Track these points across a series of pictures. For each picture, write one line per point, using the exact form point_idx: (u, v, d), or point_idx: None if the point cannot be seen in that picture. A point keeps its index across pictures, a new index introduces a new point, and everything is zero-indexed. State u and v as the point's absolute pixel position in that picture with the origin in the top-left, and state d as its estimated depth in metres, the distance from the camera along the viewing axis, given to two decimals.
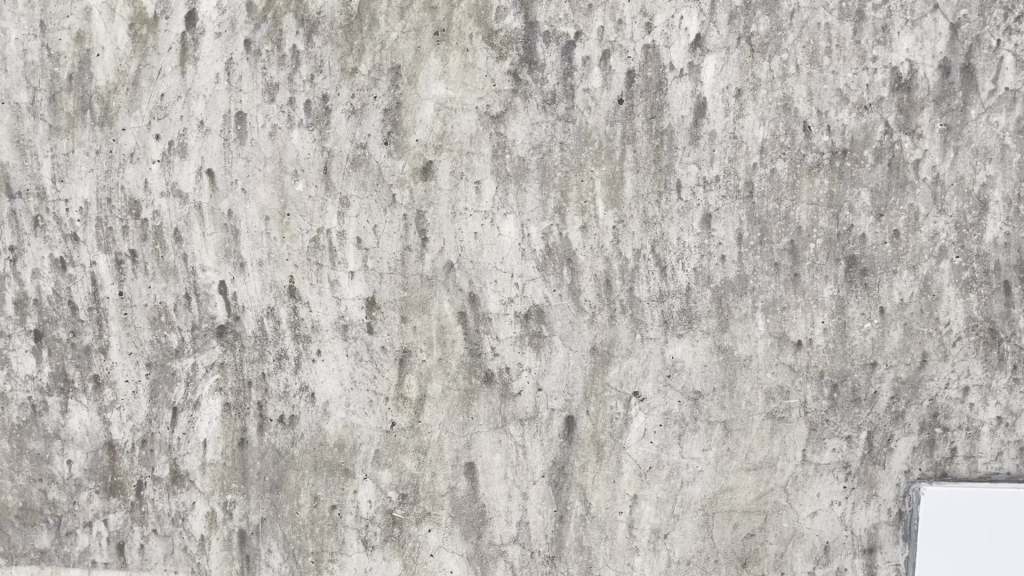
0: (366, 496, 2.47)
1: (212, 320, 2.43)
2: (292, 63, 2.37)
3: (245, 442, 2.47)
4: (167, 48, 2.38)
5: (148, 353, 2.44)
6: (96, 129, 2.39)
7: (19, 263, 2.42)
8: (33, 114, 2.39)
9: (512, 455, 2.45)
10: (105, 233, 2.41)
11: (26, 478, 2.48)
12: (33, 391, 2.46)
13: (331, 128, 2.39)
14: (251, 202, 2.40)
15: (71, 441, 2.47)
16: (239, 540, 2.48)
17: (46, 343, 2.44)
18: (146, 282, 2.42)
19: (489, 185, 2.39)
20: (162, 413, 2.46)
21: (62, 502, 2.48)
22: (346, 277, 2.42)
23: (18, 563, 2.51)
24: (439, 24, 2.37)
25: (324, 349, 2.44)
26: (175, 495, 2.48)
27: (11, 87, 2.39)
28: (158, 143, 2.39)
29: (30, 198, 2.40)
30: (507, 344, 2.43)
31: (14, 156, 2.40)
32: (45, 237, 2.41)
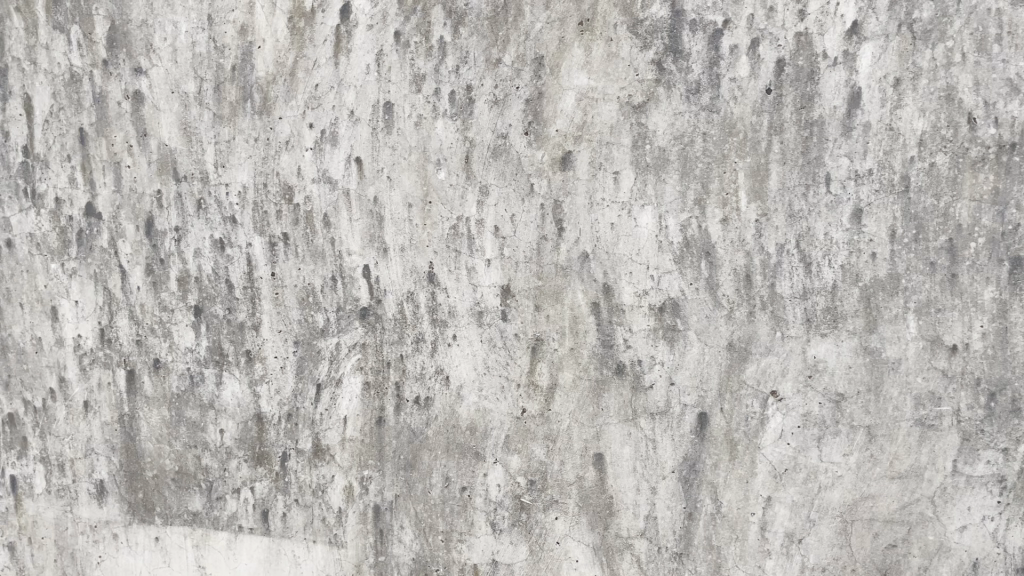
0: (496, 480, 2.53)
1: (356, 302, 2.53)
2: (438, 55, 2.42)
3: (382, 421, 2.57)
4: (322, 40, 2.46)
5: (296, 332, 2.56)
6: (255, 117, 2.50)
7: (182, 243, 2.57)
8: (200, 103, 2.50)
9: (642, 449, 2.44)
10: (260, 216, 2.53)
11: (182, 445, 2.66)
12: (191, 363, 2.62)
13: (474, 118, 2.43)
14: (396, 189, 2.48)
15: (224, 411, 2.63)
16: (375, 515, 2.60)
17: (204, 319, 2.60)
18: (297, 264, 2.54)
19: (628, 175, 2.37)
20: (307, 388, 2.58)
21: (214, 468, 2.65)
22: (482, 264, 2.46)
23: (173, 523, 2.71)
24: (584, 14, 2.36)
25: (459, 334, 2.50)
26: (317, 468, 2.61)
27: (180, 77, 2.50)
28: (311, 132, 2.49)
29: (194, 181, 2.54)
30: (641, 336, 2.41)
31: (181, 142, 2.53)
32: (206, 218, 2.55)
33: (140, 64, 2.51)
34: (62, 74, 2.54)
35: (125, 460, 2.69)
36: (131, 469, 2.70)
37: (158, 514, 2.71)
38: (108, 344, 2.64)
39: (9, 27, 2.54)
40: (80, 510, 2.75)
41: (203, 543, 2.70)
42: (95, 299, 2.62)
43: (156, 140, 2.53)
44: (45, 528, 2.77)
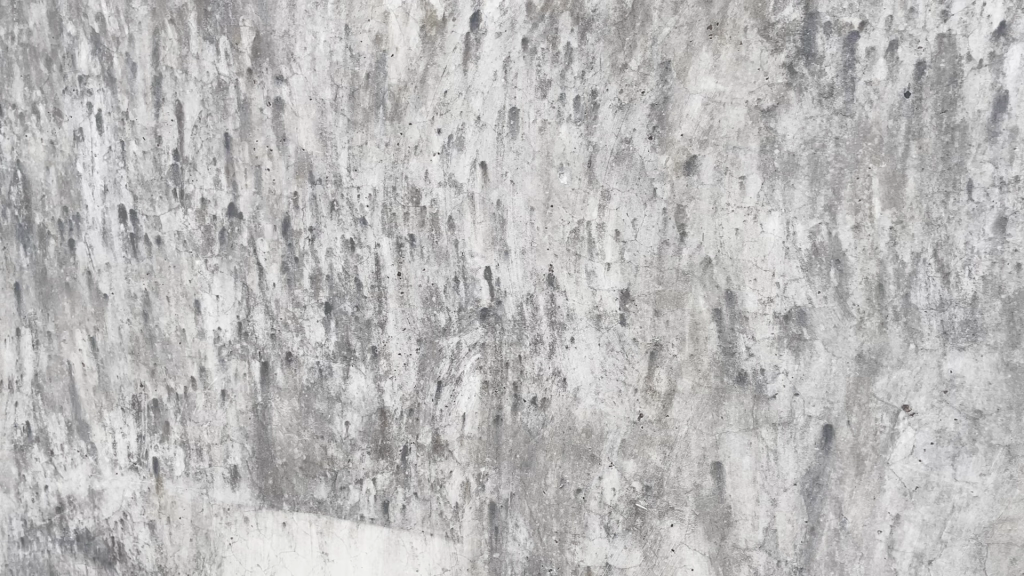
0: (611, 484, 2.54)
1: (477, 303, 2.59)
2: (565, 61, 2.45)
3: (500, 420, 2.62)
4: (452, 48, 2.52)
5: (419, 330, 2.65)
6: (387, 123, 2.60)
7: (315, 242, 2.69)
8: (335, 109, 2.62)
9: (763, 459, 2.41)
10: (389, 217, 2.63)
11: (310, 435, 2.79)
12: (320, 357, 2.75)
13: (598, 123, 2.44)
14: (519, 193, 2.52)
15: (350, 405, 2.74)
16: (490, 512, 2.66)
17: (333, 315, 2.71)
18: (422, 265, 2.62)
19: (755, 180, 2.34)
20: (428, 385, 2.66)
21: (338, 459, 2.77)
22: (602, 268, 2.48)
23: (299, 509, 2.84)
24: (713, 18, 2.33)
25: (577, 337, 2.52)
26: (435, 463, 2.69)
27: (317, 85, 2.62)
28: (439, 137, 2.57)
29: (328, 184, 2.66)
30: (765, 345, 2.37)
31: (317, 147, 2.65)
32: (338, 220, 2.66)
33: (281, 72, 2.63)
34: (211, 82, 2.69)
35: (257, 447, 2.84)
36: (262, 456, 2.84)
37: (286, 501, 2.85)
38: (245, 336, 2.80)
39: (165, 38, 2.70)
40: (215, 493, 2.91)
41: (327, 530, 2.82)
42: (234, 294, 2.78)
43: (294, 144, 2.66)
44: (182, 508, 2.95)
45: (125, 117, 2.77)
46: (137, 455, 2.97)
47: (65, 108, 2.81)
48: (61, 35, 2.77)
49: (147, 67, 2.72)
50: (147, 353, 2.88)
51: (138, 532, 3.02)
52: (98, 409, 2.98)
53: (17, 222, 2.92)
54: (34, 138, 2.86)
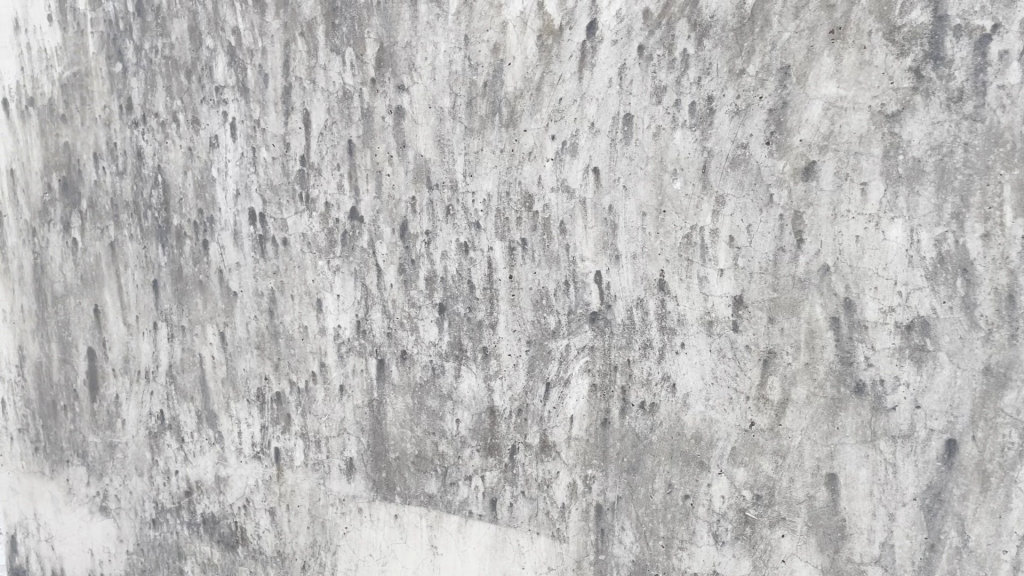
0: (720, 491, 2.53)
1: (587, 306, 2.63)
2: (682, 67, 2.46)
3: (608, 423, 2.65)
4: (569, 56, 2.57)
5: (530, 331, 2.70)
6: (502, 130, 2.66)
7: (431, 245, 2.78)
8: (453, 117, 2.70)
9: (880, 472, 2.36)
10: (502, 222, 2.69)
11: (422, 431, 2.88)
12: (434, 356, 2.84)
13: (714, 129, 2.44)
14: (631, 199, 2.54)
15: (461, 403, 2.82)
16: (597, 514, 2.69)
17: (447, 316, 2.80)
18: (534, 268, 2.67)
19: (876, 187, 2.29)
20: (537, 386, 2.71)
21: (449, 455, 2.86)
22: (715, 274, 2.47)
23: (410, 503, 2.94)
24: (836, 22, 2.30)
25: (688, 342, 2.52)
26: (543, 463, 2.74)
27: (437, 93, 2.71)
28: (553, 143, 2.61)
29: (444, 189, 2.75)
30: (884, 355, 2.32)
31: (435, 153, 2.74)
32: (454, 223, 2.75)
33: (403, 81, 2.74)
34: (336, 92, 2.82)
35: (372, 440, 2.96)
36: (376, 450, 2.96)
37: (398, 494, 2.95)
38: (363, 334, 2.92)
39: (294, 50, 2.84)
40: (331, 483, 3.05)
41: (437, 525, 2.91)
42: (353, 293, 2.91)
43: (414, 151, 2.76)
44: (301, 497, 3.10)
45: (257, 125, 2.93)
46: (260, 444, 3.14)
47: (202, 117, 3.01)
48: (200, 48, 2.96)
49: (278, 78, 2.88)
50: (271, 348, 3.05)
51: (259, 518, 3.19)
52: (225, 400, 3.16)
53: (157, 223, 3.14)
54: (174, 145, 3.07)
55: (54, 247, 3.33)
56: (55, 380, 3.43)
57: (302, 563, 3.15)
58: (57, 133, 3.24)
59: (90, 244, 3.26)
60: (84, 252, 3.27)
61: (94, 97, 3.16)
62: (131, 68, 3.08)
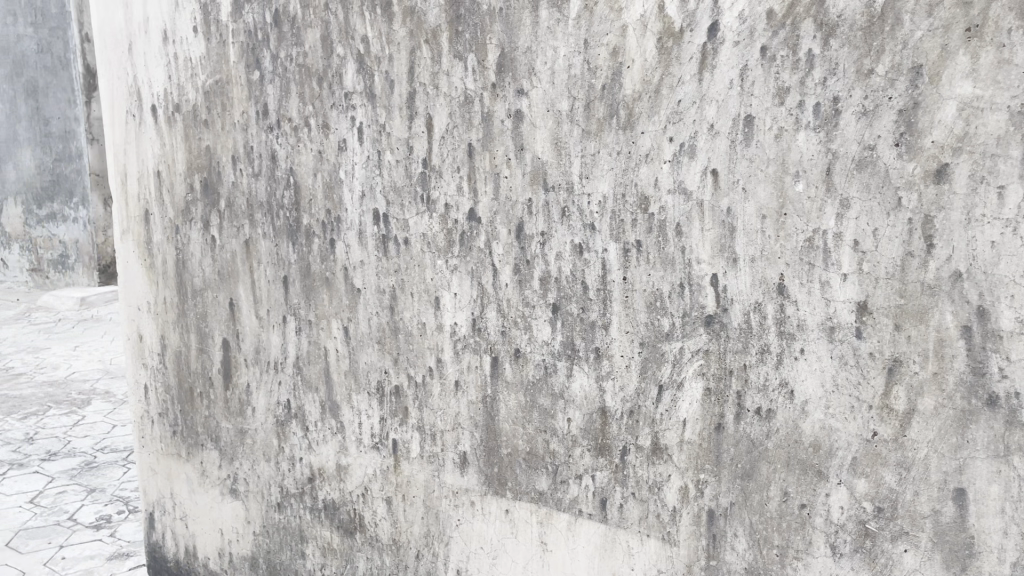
0: (838, 502, 2.47)
1: (702, 309, 2.60)
2: (806, 67, 2.34)
3: (721, 428, 2.63)
4: (688, 58, 2.51)
5: (642, 333, 2.71)
6: (619, 132, 2.65)
7: (546, 246, 2.82)
8: (571, 119, 2.71)
9: (1013, 489, 2.23)
10: (617, 224, 2.70)
11: (534, 428, 2.95)
12: (547, 355, 2.88)
13: (839, 130, 2.33)
14: (751, 201, 2.48)
15: (572, 402, 2.86)
16: (708, 518, 2.69)
17: (560, 316, 2.84)
18: (648, 270, 2.67)
19: (1015, 191, 2.13)
20: (649, 388, 2.72)
21: (560, 453, 2.92)
22: (838, 279, 2.39)
23: (522, 498, 3.02)
24: (972, 19, 2.12)
25: (808, 348, 2.46)
26: (654, 465, 2.75)
27: (556, 96, 2.73)
28: (671, 145, 2.58)
29: (560, 191, 2.77)
30: (1020, 366, 2.18)
31: (553, 155, 2.77)
32: (569, 225, 2.78)
33: (523, 85, 2.77)
34: (458, 97, 2.89)
35: (485, 436, 3.06)
36: (489, 445, 3.05)
37: (509, 489, 3.04)
38: (478, 332, 3.00)
39: (419, 56, 2.94)
40: (445, 476, 3.18)
41: (547, 522, 2.98)
42: (470, 292, 2.99)
43: (531, 154, 2.80)
44: (416, 487, 3.25)
45: (382, 130, 3.06)
46: (378, 435, 3.30)
47: (332, 122, 3.16)
48: (331, 56, 3.11)
49: (404, 84, 2.99)
50: (392, 344, 3.19)
51: (376, 506, 3.37)
52: (348, 391, 3.34)
53: (289, 222, 3.34)
54: (305, 148, 3.24)
55: (196, 244, 3.60)
56: (193, 368, 3.73)
57: (416, 551, 3.30)
58: (200, 137, 3.48)
59: (228, 242, 3.51)
60: (222, 249, 3.53)
61: (234, 104, 3.37)
62: (268, 76, 3.27)
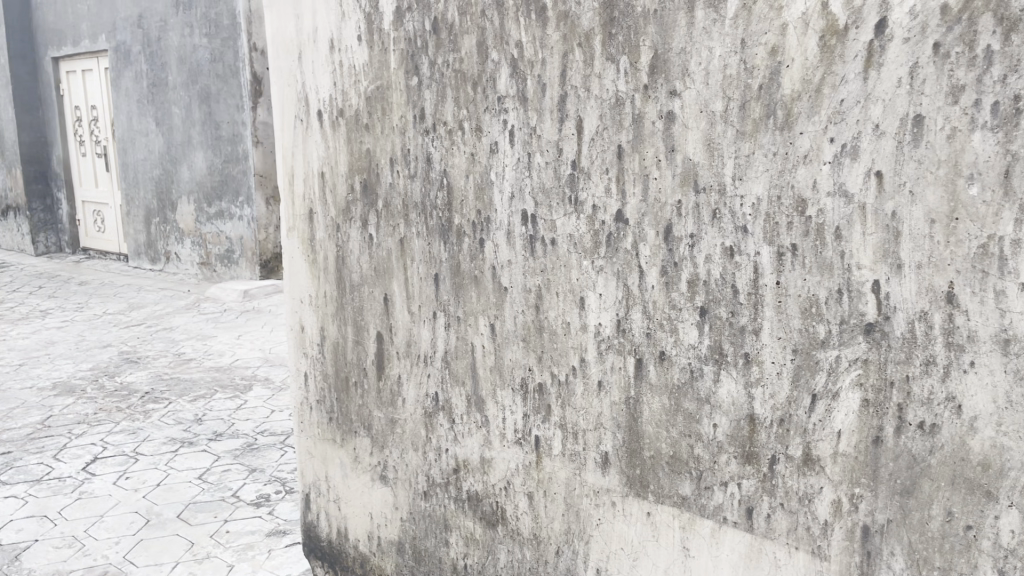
0: (1009, 525, 2.32)
1: (861, 317, 2.51)
2: (984, 64, 2.21)
3: (879, 441, 2.52)
4: (853, 56, 2.41)
5: (796, 340, 2.64)
6: (776, 132, 2.58)
7: (695, 248, 2.80)
8: (725, 120, 2.67)
9: None
10: (771, 227, 2.64)
11: (678, 432, 2.93)
12: (693, 359, 2.86)
13: (1020, 130, 2.17)
14: (918, 205, 2.36)
15: (719, 408, 2.83)
16: (863, 535, 2.59)
17: (708, 319, 2.80)
18: (804, 275, 2.60)
19: None
20: (801, 397, 2.65)
21: (705, 459, 2.89)
22: (1015, 288, 2.23)
23: (664, 502, 3.01)
24: None
25: (979, 361, 2.32)
26: (805, 477, 2.68)
27: (710, 97, 2.69)
28: (832, 146, 2.49)
29: (711, 193, 2.74)
30: None
31: (705, 157, 2.73)
32: (720, 227, 2.74)
33: (676, 86, 2.75)
34: (609, 99, 2.91)
35: (628, 438, 3.06)
36: (632, 446, 3.06)
37: (651, 492, 3.04)
38: (623, 333, 3.01)
39: (572, 60, 2.98)
40: (586, 475, 3.21)
41: (690, 527, 2.96)
42: (615, 293, 3.00)
43: (682, 155, 2.77)
44: (558, 484, 3.30)
45: (533, 132, 3.12)
46: (522, 431, 3.38)
47: (484, 125, 3.26)
48: (486, 61, 3.20)
49: (555, 87, 3.04)
50: (537, 342, 3.25)
51: (518, 500, 3.44)
52: (493, 387, 3.43)
53: (441, 222, 3.46)
54: (459, 151, 3.36)
55: (355, 242, 3.80)
56: (349, 359, 3.94)
57: (556, 547, 3.35)
58: (361, 140, 3.67)
59: (384, 240, 3.68)
60: (378, 246, 3.71)
61: (393, 108, 3.54)
62: (426, 81, 3.41)
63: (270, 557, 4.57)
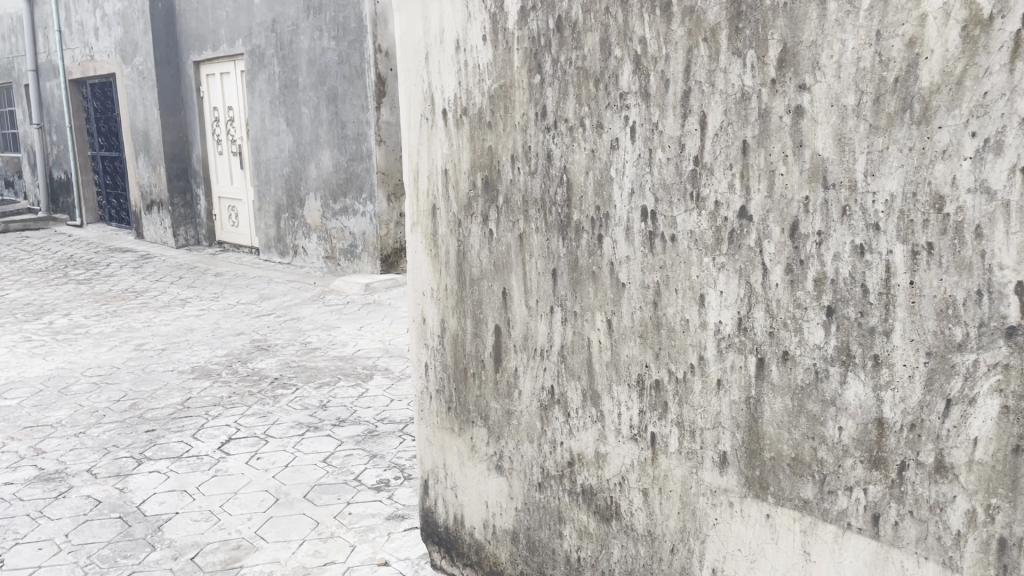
0: None
1: (1003, 319, 2.39)
2: None
3: (1020, 451, 2.39)
4: (999, 47, 2.30)
5: (930, 343, 2.54)
6: (913, 127, 2.49)
7: (823, 246, 2.73)
8: (857, 115, 2.59)
9: None
10: (905, 225, 2.55)
11: (801, 434, 2.87)
12: (819, 360, 2.79)
13: None
14: None
15: (845, 410, 2.75)
16: (999, 547, 2.48)
17: (835, 319, 2.73)
18: (940, 275, 2.50)
19: None
20: (935, 402, 2.55)
21: (828, 463, 2.81)
22: None
23: (785, 505, 2.96)
24: None
25: None
26: (937, 484, 2.58)
27: (841, 91, 2.62)
28: (973, 140, 2.38)
29: (842, 189, 2.66)
30: None
31: (834, 152, 2.66)
32: (850, 225, 2.66)
33: (806, 80, 2.69)
34: (735, 94, 2.87)
35: (747, 438, 3.02)
36: (751, 447, 3.01)
37: (771, 494, 2.99)
38: (744, 332, 2.97)
39: (697, 55, 2.96)
40: (703, 474, 3.18)
41: (811, 531, 2.89)
42: (737, 291, 2.97)
43: (811, 150, 2.71)
44: (673, 482, 3.29)
45: (655, 128, 3.12)
46: (637, 427, 3.38)
47: (606, 121, 3.28)
48: (609, 58, 3.22)
49: (679, 83, 3.02)
50: (655, 338, 3.25)
51: (633, 497, 3.45)
52: (609, 382, 3.45)
53: (560, 218, 3.51)
54: (580, 147, 3.39)
55: (476, 237, 3.89)
56: (468, 351, 4.04)
57: (671, 545, 3.35)
58: (484, 137, 3.76)
59: (504, 235, 3.75)
60: (498, 241, 3.79)
61: (516, 106, 3.61)
62: (548, 78, 3.46)
63: (389, 540, 4.75)
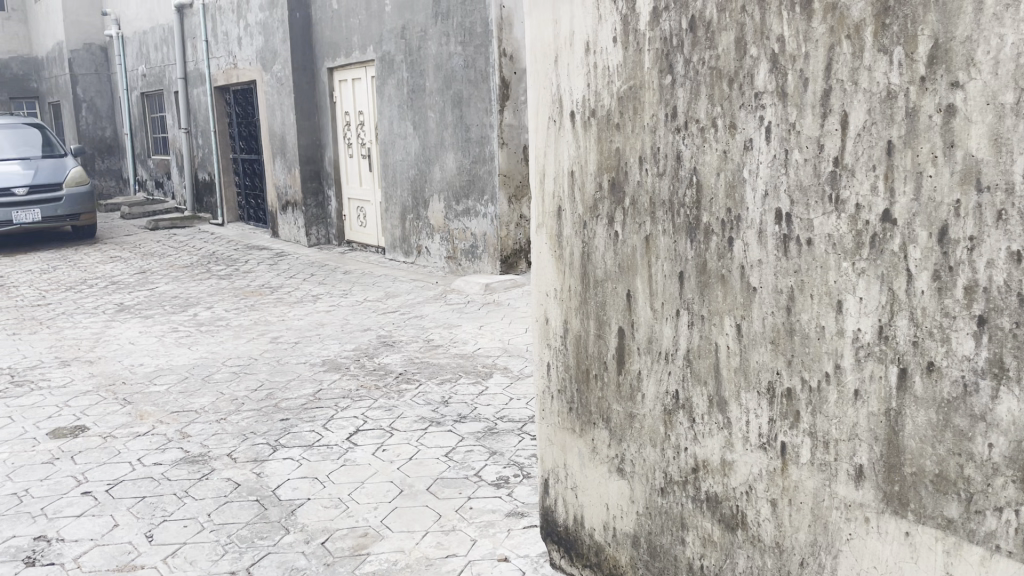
0: None
1: None
2: None
3: None
4: None
5: None
6: None
7: (975, 252, 2.58)
8: (1017, 114, 2.44)
9: None
10: None
11: (945, 450, 2.73)
12: (967, 372, 2.64)
13: None
14: None
15: (996, 426, 2.59)
16: None
17: (987, 329, 2.58)
18: None
19: None
20: None
21: (976, 481, 2.66)
22: None
23: (925, 523, 2.82)
24: None
25: None
26: None
27: (999, 88, 2.47)
28: None
29: (997, 192, 2.51)
30: None
31: (990, 153, 2.51)
32: (1006, 229, 2.51)
33: (959, 77, 2.56)
34: (879, 92, 2.76)
35: (886, 451, 2.89)
36: (890, 461, 2.88)
37: (911, 511, 2.85)
38: (885, 341, 2.85)
39: (839, 52, 2.86)
40: (837, 487, 3.07)
41: (955, 552, 2.75)
42: (878, 298, 2.85)
43: (963, 151, 2.57)
44: (804, 493, 3.19)
45: (792, 128, 3.03)
46: (767, 436, 3.30)
47: (739, 122, 3.22)
48: (745, 57, 3.16)
49: (819, 82, 2.93)
50: (787, 345, 3.16)
51: (760, 506, 3.36)
52: (737, 388, 3.38)
53: (689, 220, 3.46)
54: (711, 148, 3.34)
55: (601, 238, 3.89)
56: (591, 352, 4.05)
57: (800, 559, 3.24)
58: (612, 139, 3.76)
59: (630, 237, 3.74)
60: (624, 243, 3.77)
61: (645, 107, 3.59)
62: (680, 79, 3.42)
63: (510, 536, 4.82)
